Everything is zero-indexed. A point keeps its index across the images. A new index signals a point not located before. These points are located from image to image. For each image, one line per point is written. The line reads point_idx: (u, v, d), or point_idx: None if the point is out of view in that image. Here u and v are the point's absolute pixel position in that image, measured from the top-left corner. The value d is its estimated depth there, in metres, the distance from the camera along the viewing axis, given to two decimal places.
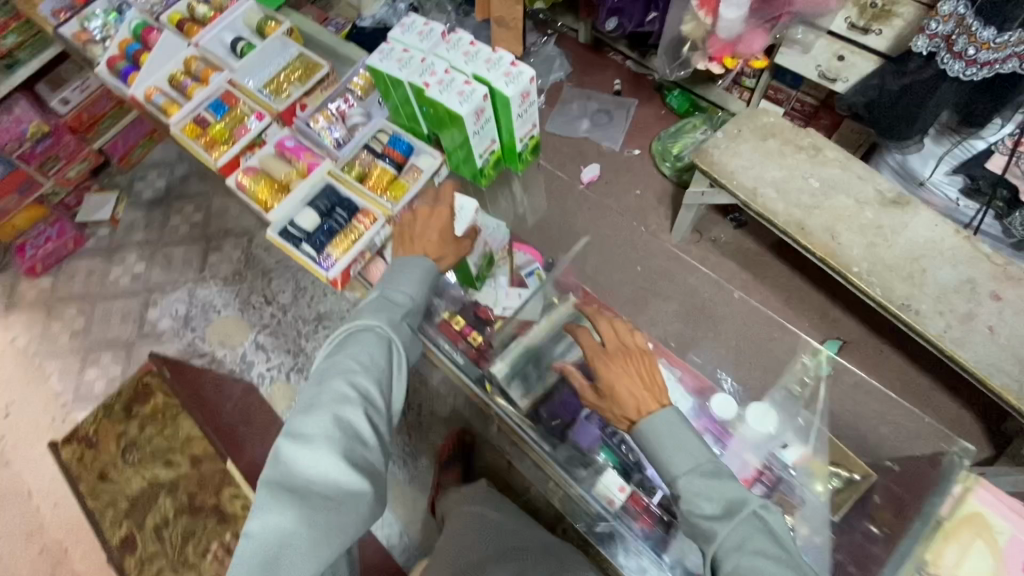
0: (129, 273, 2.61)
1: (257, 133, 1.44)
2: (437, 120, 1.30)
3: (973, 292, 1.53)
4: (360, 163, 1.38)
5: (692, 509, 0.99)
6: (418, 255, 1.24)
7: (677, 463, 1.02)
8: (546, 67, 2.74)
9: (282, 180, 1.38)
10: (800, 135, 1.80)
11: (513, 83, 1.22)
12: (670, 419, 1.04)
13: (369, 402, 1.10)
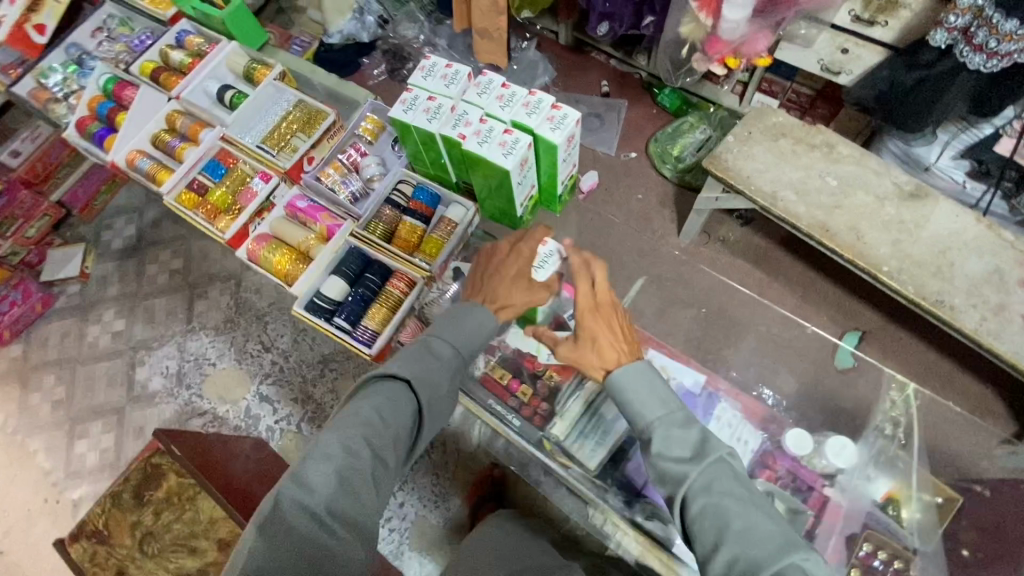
0: (109, 331, 2.43)
1: (268, 197, 1.61)
2: (462, 165, 1.37)
3: (1002, 281, 1.54)
4: (382, 219, 1.46)
5: (662, 452, 1.01)
6: (484, 313, 1.19)
7: (647, 410, 1.06)
8: (530, 73, 2.63)
9: (302, 244, 1.52)
10: (811, 133, 1.76)
11: (561, 129, 1.23)
12: (634, 369, 1.10)
13: (384, 457, 1.02)
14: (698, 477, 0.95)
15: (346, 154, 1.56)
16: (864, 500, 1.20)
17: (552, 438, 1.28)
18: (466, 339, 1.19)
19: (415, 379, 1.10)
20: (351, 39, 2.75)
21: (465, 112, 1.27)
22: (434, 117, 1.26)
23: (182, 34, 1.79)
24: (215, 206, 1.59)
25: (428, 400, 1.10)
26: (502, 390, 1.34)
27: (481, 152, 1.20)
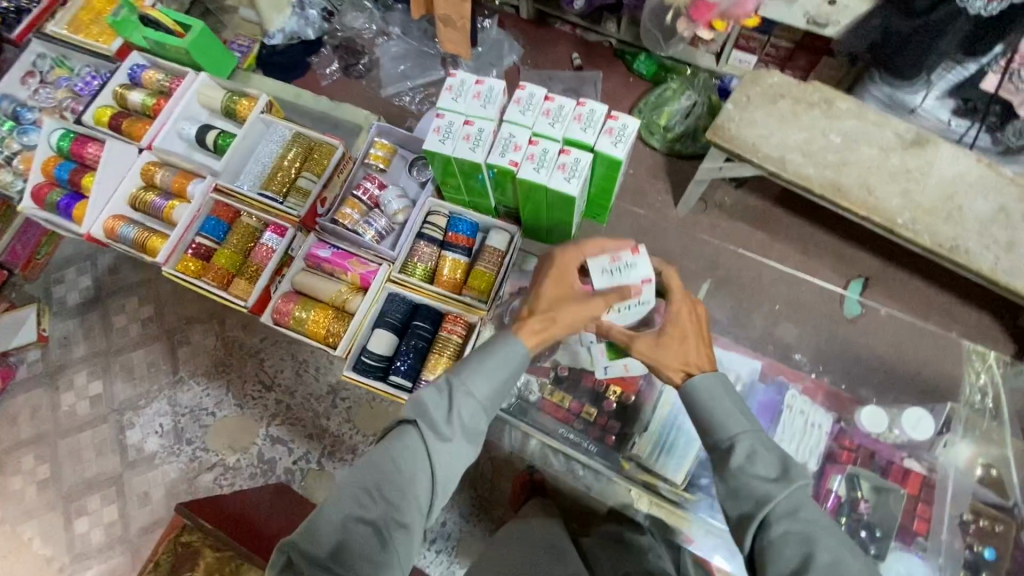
0: (86, 396, 2.22)
1: (286, 251, 1.63)
2: (501, 182, 1.39)
3: (1008, 218, 1.58)
4: (418, 259, 1.51)
5: (744, 468, 0.94)
6: (512, 343, 1.09)
7: (732, 423, 1.00)
8: (496, 53, 2.47)
9: (336, 298, 1.55)
10: (808, 91, 1.73)
11: (620, 143, 1.29)
12: (708, 384, 1.04)
13: (395, 504, 0.96)
14: (780, 500, 0.90)
15: (362, 191, 1.60)
16: (953, 470, 1.18)
17: (635, 457, 1.29)
18: (487, 381, 1.06)
19: (428, 426, 1.01)
20: (295, 38, 2.50)
21: (512, 135, 1.33)
22: (480, 146, 1.32)
23: (135, 69, 1.86)
24: (223, 266, 1.62)
25: (445, 448, 1.01)
26: (566, 414, 1.35)
27: (537, 177, 1.29)
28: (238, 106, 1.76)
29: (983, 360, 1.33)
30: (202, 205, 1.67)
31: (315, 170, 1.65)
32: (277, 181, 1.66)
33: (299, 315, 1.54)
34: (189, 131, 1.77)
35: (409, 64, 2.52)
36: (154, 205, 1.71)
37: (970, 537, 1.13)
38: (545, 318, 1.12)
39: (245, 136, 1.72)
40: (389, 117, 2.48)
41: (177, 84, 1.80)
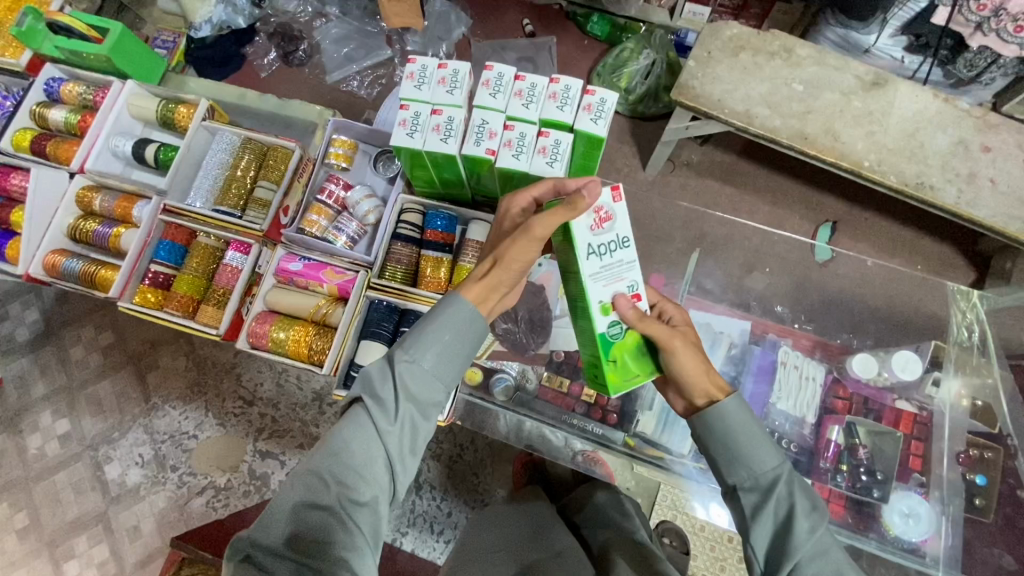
0: (54, 435, 2.10)
1: (253, 268, 1.54)
2: (476, 169, 1.34)
3: (968, 151, 1.61)
4: (395, 260, 1.45)
5: (785, 516, 0.86)
6: (458, 302, 0.94)
7: (769, 454, 0.90)
8: (443, 26, 2.34)
9: (314, 312, 1.47)
10: (767, 40, 1.70)
11: (601, 119, 1.25)
12: (737, 409, 0.93)
13: (349, 487, 0.89)
14: (815, 538, 0.85)
15: (327, 195, 1.52)
16: (942, 404, 1.23)
17: (640, 433, 1.29)
18: (437, 348, 0.93)
19: (375, 400, 0.91)
20: (225, 28, 2.32)
21: (485, 122, 1.29)
22: (452, 136, 1.26)
23: (51, 82, 1.71)
24: (185, 292, 1.52)
25: (397, 423, 0.92)
26: (567, 400, 1.34)
27: (517, 165, 1.26)
28: (176, 114, 1.62)
29: (967, 300, 1.36)
30: (152, 227, 1.56)
31: (271, 177, 1.54)
32: (232, 194, 1.55)
33: (277, 335, 1.46)
34: (124, 147, 1.63)
35: (353, 46, 2.37)
36: (97, 234, 1.58)
37: (962, 465, 1.18)
38: (496, 260, 0.95)
39: (188, 146, 1.60)
40: (337, 104, 2.34)
41: (102, 96, 1.65)
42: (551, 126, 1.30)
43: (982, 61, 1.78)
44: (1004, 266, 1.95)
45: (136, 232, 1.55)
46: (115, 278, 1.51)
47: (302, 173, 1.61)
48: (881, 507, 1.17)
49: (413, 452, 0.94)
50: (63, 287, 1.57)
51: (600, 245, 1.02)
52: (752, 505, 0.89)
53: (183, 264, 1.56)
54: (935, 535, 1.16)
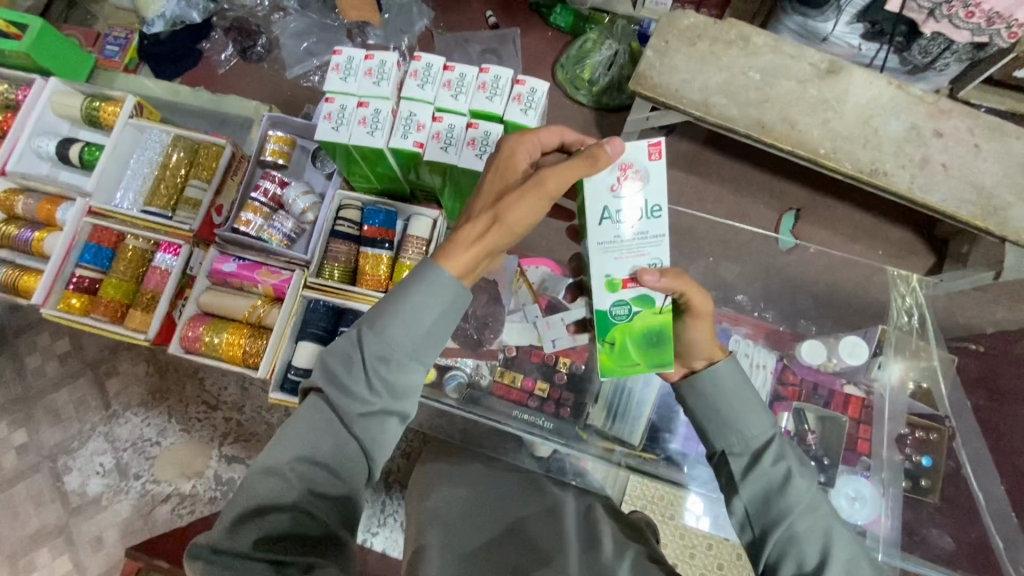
0: (11, 446, 2.04)
1: (185, 271, 1.51)
2: (407, 162, 1.33)
3: (921, 137, 1.62)
4: (336, 259, 1.42)
5: (779, 474, 0.88)
6: (434, 276, 0.89)
7: (760, 420, 0.93)
8: (405, 18, 2.30)
9: (252, 315, 1.44)
10: (724, 29, 1.70)
11: (530, 110, 1.26)
12: (732, 372, 0.95)
13: (317, 477, 0.85)
14: (805, 494, 0.87)
15: (261, 193, 1.48)
16: (893, 392, 1.23)
17: (590, 425, 1.29)
18: (410, 327, 0.89)
19: (342, 387, 0.88)
20: (180, 23, 2.28)
21: (413, 114, 1.28)
22: (378, 129, 1.26)
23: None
24: (110, 295, 1.48)
25: (367, 408, 0.88)
26: (518, 394, 1.33)
27: (445, 157, 1.25)
28: (100, 112, 1.56)
29: (907, 283, 1.38)
30: (78, 231, 1.52)
31: (202, 175, 1.51)
32: (162, 195, 1.52)
33: (210, 339, 1.43)
34: (47, 147, 1.57)
35: (313, 40, 2.32)
36: (19, 239, 1.54)
37: (906, 446, 1.18)
38: (498, 219, 0.89)
39: (114, 145, 1.55)
40: (298, 101, 2.28)
41: (25, 94, 1.59)
42: (481, 117, 1.29)
43: (935, 47, 1.80)
44: (962, 249, 1.97)
45: (60, 236, 1.50)
46: (38, 284, 1.47)
47: (233, 171, 1.57)
48: (829, 492, 1.18)
49: (386, 436, 0.91)
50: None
51: (618, 211, 0.97)
52: (740, 468, 0.92)
53: (111, 268, 1.52)
54: (880, 517, 1.16)
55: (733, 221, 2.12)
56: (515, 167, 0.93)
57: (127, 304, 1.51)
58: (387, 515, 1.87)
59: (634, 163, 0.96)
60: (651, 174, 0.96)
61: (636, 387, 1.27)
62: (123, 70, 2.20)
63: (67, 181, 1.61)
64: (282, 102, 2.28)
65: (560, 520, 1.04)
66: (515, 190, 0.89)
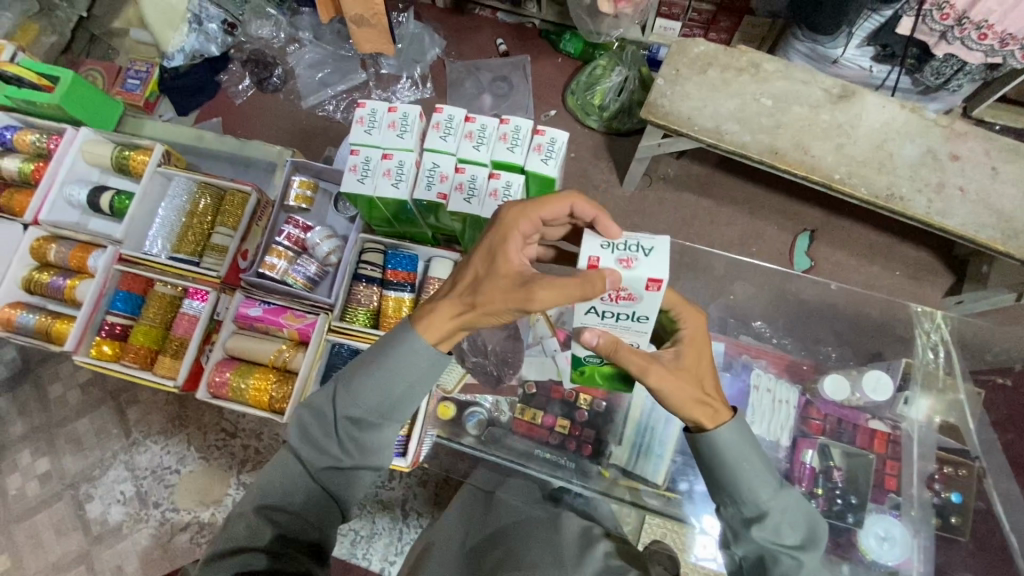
0: (34, 474, 2.07)
1: (212, 317, 1.53)
2: (427, 209, 1.36)
3: (936, 161, 1.62)
4: (359, 301, 1.45)
5: (774, 545, 0.88)
6: (412, 341, 0.89)
7: (760, 489, 0.89)
8: (417, 48, 2.35)
9: (278, 359, 1.45)
10: (735, 56, 1.71)
11: (550, 160, 1.30)
12: (733, 435, 0.89)
13: (289, 523, 0.89)
14: (796, 567, 0.87)
15: (285, 237, 1.49)
16: (922, 429, 1.22)
17: (614, 464, 1.28)
18: (381, 390, 0.89)
19: (315, 445, 0.91)
20: (198, 56, 2.32)
21: (436, 165, 1.31)
22: (403, 181, 1.29)
23: (5, 131, 1.71)
24: (141, 344, 1.51)
25: (338, 464, 0.92)
26: (538, 430, 1.33)
27: (469, 208, 1.27)
28: (130, 161, 1.62)
29: (932, 320, 1.36)
30: (108, 278, 1.55)
31: (228, 223, 1.54)
32: (189, 241, 1.56)
33: (238, 385, 1.44)
34: (79, 195, 1.62)
35: (328, 71, 2.37)
36: (52, 286, 1.58)
37: (935, 483, 1.17)
38: (473, 302, 0.87)
39: (143, 193, 1.59)
40: (313, 130, 2.32)
41: (55, 144, 1.65)
42: (503, 167, 1.32)
43: (948, 69, 1.78)
44: (981, 270, 1.94)
45: (91, 283, 1.54)
46: (69, 332, 1.50)
47: (259, 217, 1.60)
48: (856, 532, 1.15)
49: (353, 488, 0.94)
50: (18, 341, 1.56)
51: (605, 310, 0.95)
52: (734, 527, 0.92)
53: (140, 313, 1.55)
54: (910, 558, 1.14)
55: (746, 242, 2.11)
56: (507, 238, 0.88)
57: (155, 351, 1.53)
58: (403, 544, 1.87)
59: (626, 282, 0.91)
60: (644, 297, 0.92)
61: (657, 423, 1.26)
62: (143, 103, 2.25)
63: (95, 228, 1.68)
64: (297, 131, 2.32)
65: (558, 531, 0.99)
66: (494, 274, 0.87)
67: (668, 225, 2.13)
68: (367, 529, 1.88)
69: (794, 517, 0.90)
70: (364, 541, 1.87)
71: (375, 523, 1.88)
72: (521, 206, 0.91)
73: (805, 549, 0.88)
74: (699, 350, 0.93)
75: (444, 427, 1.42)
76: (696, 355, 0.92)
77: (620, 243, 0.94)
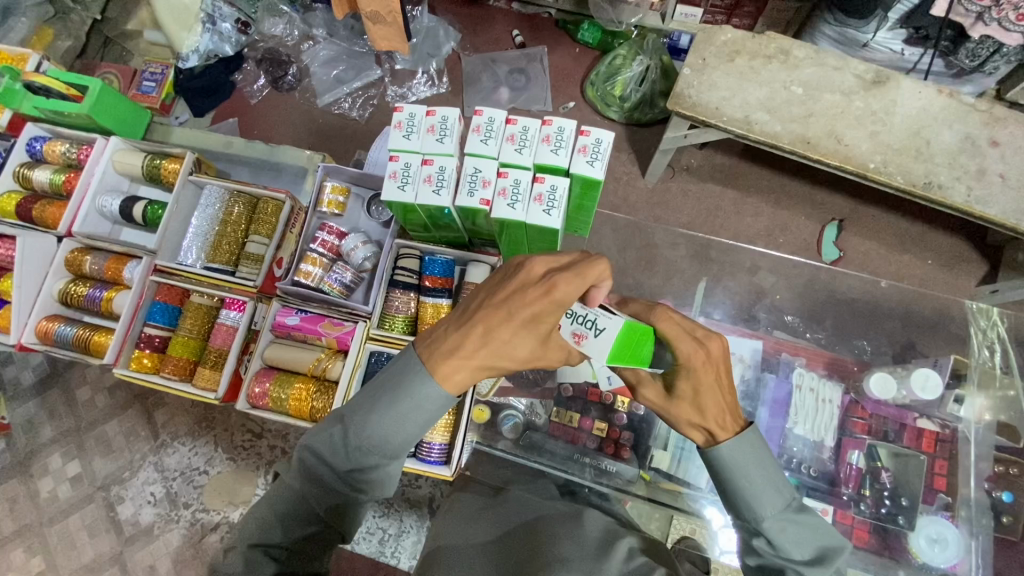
0: (66, 476, 2.10)
1: (250, 328, 1.54)
2: (463, 215, 1.33)
3: (976, 146, 1.57)
4: (395, 309, 1.43)
5: (780, 562, 0.82)
6: (426, 385, 0.81)
7: (760, 504, 0.84)
8: (432, 42, 2.32)
9: (316, 368, 1.46)
10: (763, 43, 1.66)
11: (597, 161, 1.24)
12: (736, 449, 0.84)
13: (287, 556, 0.88)
14: None
15: (319, 244, 1.49)
16: (976, 429, 1.20)
17: (655, 468, 1.27)
18: (388, 433, 0.83)
19: (317, 483, 0.87)
20: (213, 57, 2.32)
21: (478, 170, 1.28)
22: (444, 187, 1.27)
23: (34, 141, 1.72)
24: (180, 355, 1.51)
25: (340, 504, 0.88)
26: (575, 431, 1.34)
27: (513, 214, 1.25)
28: (162, 170, 1.62)
29: (988, 318, 1.33)
30: (145, 289, 1.56)
31: (262, 231, 1.54)
32: (223, 250, 1.55)
33: (277, 394, 1.44)
34: (112, 206, 1.63)
35: (342, 67, 2.35)
36: (89, 298, 1.59)
37: (986, 483, 1.17)
38: (499, 351, 0.80)
39: (177, 203, 1.59)
40: (329, 128, 2.30)
41: (86, 154, 1.66)
42: (547, 170, 1.28)
43: (984, 50, 1.69)
44: (1019, 257, 1.89)
45: (129, 294, 1.54)
46: (109, 344, 1.50)
47: (293, 224, 1.60)
48: (907, 534, 1.16)
49: (357, 519, 0.90)
50: (58, 354, 1.58)
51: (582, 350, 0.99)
52: (741, 539, 0.88)
53: (178, 324, 1.55)
54: (963, 560, 1.14)
55: (773, 233, 2.07)
56: (553, 310, 0.79)
57: (194, 362, 1.54)
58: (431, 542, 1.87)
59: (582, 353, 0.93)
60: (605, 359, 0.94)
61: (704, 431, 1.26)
62: (159, 105, 2.24)
63: (129, 239, 1.71)
64: (314, 130, 2.30)
65: (579, 526, 0.95)
66: (527, 327, 0.80)
67: (692, 217, 2.09)
68: (395, 527, 1.88)
69: (804, 533, 0.83)
70: (393, 538, 1.87)
71: (402, 520, 1.89)
72: (573, 275, 0.79)
73: (814, 567, 0.81)
74: (697, 378, 0.85)
75: (478, 430, 1.40)
76: (706, 383, 0.85)
77: (582, 312, 0.91)
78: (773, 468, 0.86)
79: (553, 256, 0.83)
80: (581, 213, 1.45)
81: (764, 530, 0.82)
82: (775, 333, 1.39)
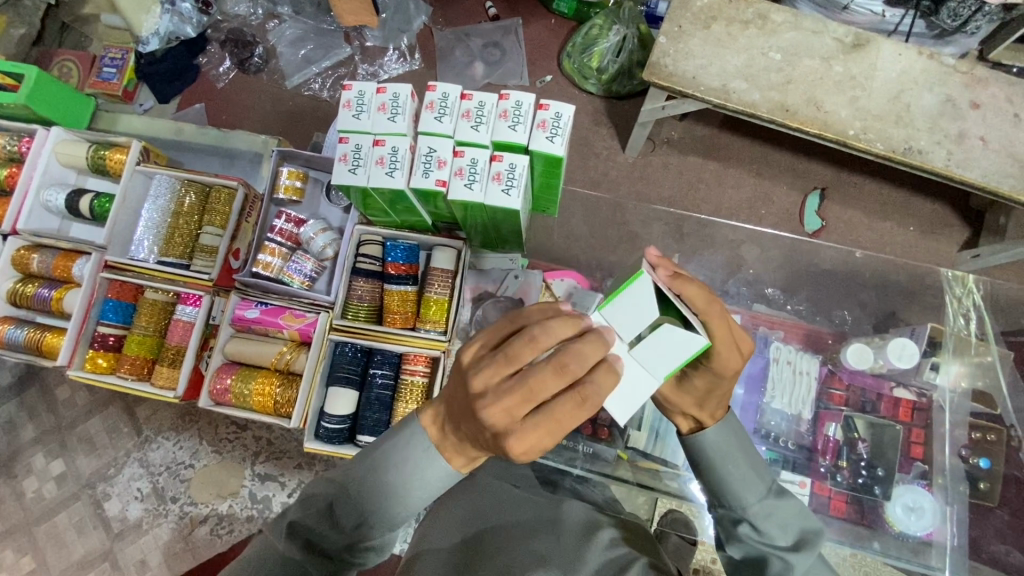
0: (50, 474, 2.07)
1: (208, 322, 1.50)
2: (423, 196, 1.28)
3: (956, 109, 1.54)
4: (356, 299, 1.41)
5: (762, 550, 0.82)
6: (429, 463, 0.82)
7: (744, 492, 0.84)
8: (402, 16, 2.23)
9: (282, 361, 1.44)
10: (741, 7, 1.61)
11: (557, 137, 1.20)
12: (722, 439, 0.86)
13: None
14: (791, 568, 0.80)
15: (276, 233, 1.46)
16: (952, 397, 1.21)
17: (631, 447, 1.28)
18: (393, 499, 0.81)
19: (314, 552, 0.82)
20: (174, 39, 2.23)
21: (433, 150, 1.24)
22: (398, 169, 1.23)
23: None
24: (136, 357, 1.48)
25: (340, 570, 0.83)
26: None
27: (470, 195, 1.21)
28: (107, 161, 1.56)
29: (964, 285, 1.32)
30: (94, 287, 1.51)
31: (216, 222, 1.49)
32: (177, 243, 1.51)
33: (240, 390, 1.43)
34: (57, 200, 1.58)
35: (310, 46, 2.27)
36: (38, 297, 1.54)
37: (963, 449, 1.17)
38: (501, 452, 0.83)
39: (124, 194, 1.54)
40: (299, 111, 2.22)
41: (27, 147, 1.59)
42: (505, 148, 1.24)
43: (966, 9, 1.63)
44: (1000, 221, 1.87)
45: (78, 293, 1.50)
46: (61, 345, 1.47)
47: (248, 213, 1.56)
48: (883, 504, 1.18)
49: None
50: (12, 357, 1.54)
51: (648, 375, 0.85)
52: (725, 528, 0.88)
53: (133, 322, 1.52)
54: (939, 528, 1.16)
55: (756, 205, 2.04)
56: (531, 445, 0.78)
57: (152, 360, 1.51)
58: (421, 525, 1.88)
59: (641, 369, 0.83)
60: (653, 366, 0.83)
61: None
62: (121, 92, 2.16)
63: (80, 234, 1.65)
64: (284, 114, 2.22)
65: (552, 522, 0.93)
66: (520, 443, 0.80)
67: (673, 191, 2.06)
68: None
69: (787, 521, 0.83)
70: None
71: None
72: (531, 438, 0.74)
73: (797, 552, 0.81)
74: (718, 380, 0.85)
75: None
76: (721, 386, 0.85)
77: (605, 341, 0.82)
78: (757, 457, 0.87)
79: (520, 396, 0.73)
80: (548, 194, 1.42)
81: (747, 516, 0.82)
82: (754, 307, 1.39)
